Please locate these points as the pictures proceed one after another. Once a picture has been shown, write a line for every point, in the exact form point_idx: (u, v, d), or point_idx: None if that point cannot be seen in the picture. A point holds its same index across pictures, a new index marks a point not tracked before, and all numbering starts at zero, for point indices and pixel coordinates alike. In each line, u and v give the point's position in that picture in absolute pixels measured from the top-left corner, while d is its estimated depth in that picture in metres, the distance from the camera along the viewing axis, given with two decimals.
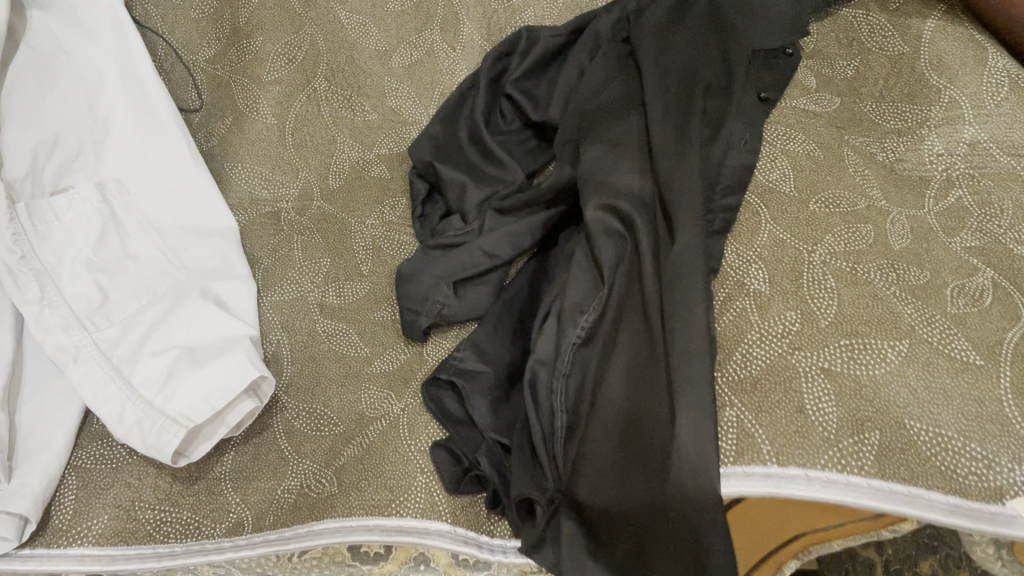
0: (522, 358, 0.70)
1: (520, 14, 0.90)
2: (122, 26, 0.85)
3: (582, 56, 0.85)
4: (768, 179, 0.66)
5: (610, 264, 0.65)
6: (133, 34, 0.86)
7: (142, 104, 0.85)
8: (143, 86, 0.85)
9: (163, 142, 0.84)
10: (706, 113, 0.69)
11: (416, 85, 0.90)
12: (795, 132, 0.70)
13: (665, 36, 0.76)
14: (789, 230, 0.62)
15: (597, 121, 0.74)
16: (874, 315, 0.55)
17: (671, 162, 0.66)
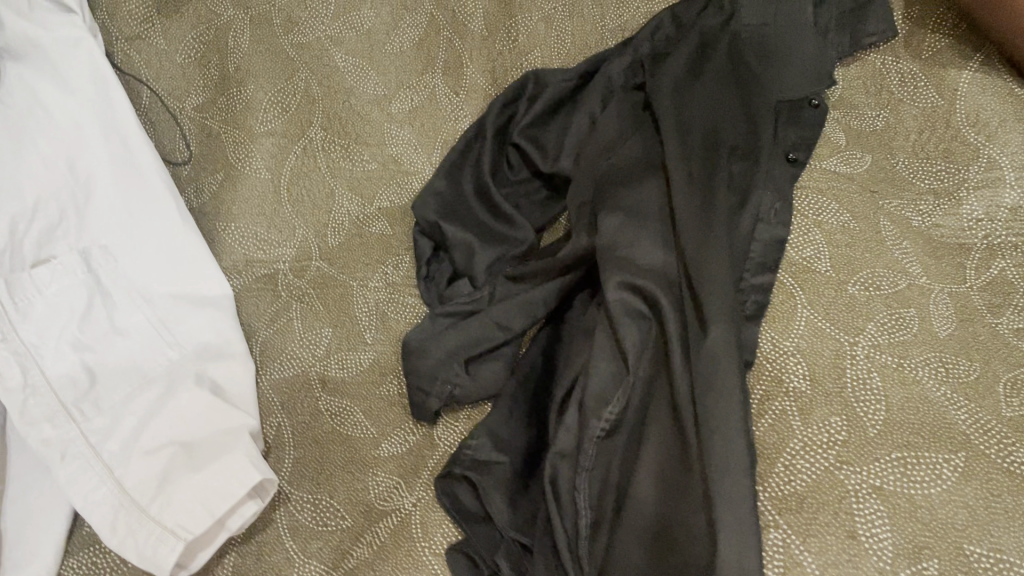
0: (540, 443, 0.66)
1: (527, 56, 0.86)
2: (101, 76, 0.80)
3: (593, 103, 0.80)
4: (801, 257, 0.62)
5: (633, 350, 0.60)
6: (115, 84, 0.80)
7: (125, 159, 0.79)
8: (125, 140, 0.79)
9: (150, 203, 0.78)
10: (732, 179, 0.66)
11: (417, 132, 0.85)
12: (828, 199, 0.66)
13: (684, 91, 0.71)
14: (826, 317, 0.58)
15: (614, 185, 0.69)
16: (924, 422, 0.52)
17: (697, 238, 0.61)
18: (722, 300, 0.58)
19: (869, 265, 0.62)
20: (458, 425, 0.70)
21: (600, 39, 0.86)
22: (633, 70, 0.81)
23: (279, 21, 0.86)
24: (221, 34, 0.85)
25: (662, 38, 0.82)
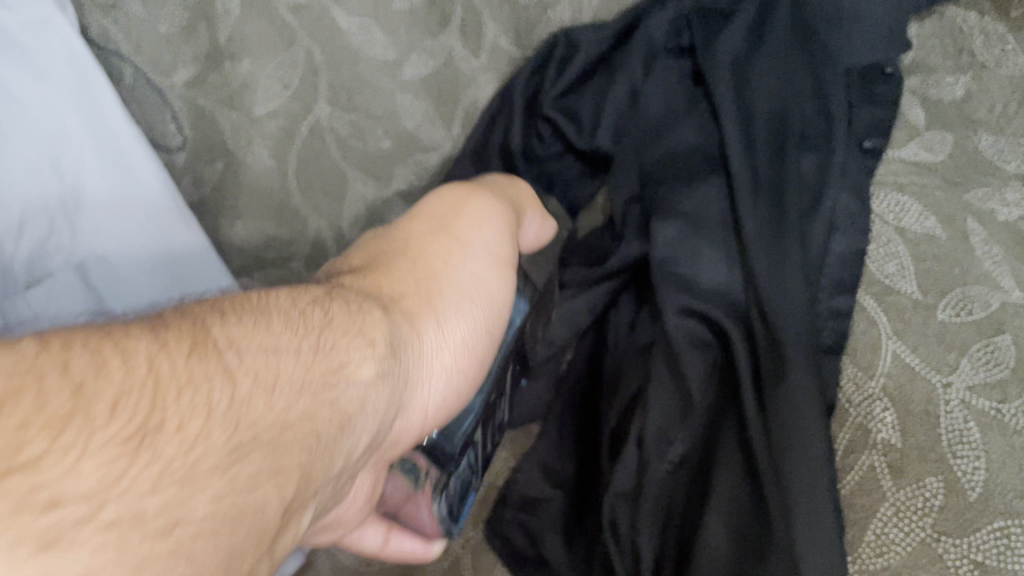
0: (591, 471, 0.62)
1: (554, 8, 0.77)
2: (74, 50, 0.63)
3: (635, 69, 0.71)
4: (883, 274, 0.55)
5: (698, 383, 0.56)
6: (89, 60, 0.63)
7: (113, 154, 0.66)
8: (112, 131, 0.66)
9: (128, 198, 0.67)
10: (802, 178, 0.59)
11: (434, 101, 0.78)
12: (907, 199, 0.58)
13: (744, 68, 0.63)
14: (912, 347, 0.52)
15: (668, 186, 0.62)
16: None
17: (771, 264, 0.55)
18: (799, 340, 0.52)
19: (960, 281, 0.55)
20: (505, 453, 0.66)
21: None
22: (680, 28, 0.71)
23: None
24: None
25: None
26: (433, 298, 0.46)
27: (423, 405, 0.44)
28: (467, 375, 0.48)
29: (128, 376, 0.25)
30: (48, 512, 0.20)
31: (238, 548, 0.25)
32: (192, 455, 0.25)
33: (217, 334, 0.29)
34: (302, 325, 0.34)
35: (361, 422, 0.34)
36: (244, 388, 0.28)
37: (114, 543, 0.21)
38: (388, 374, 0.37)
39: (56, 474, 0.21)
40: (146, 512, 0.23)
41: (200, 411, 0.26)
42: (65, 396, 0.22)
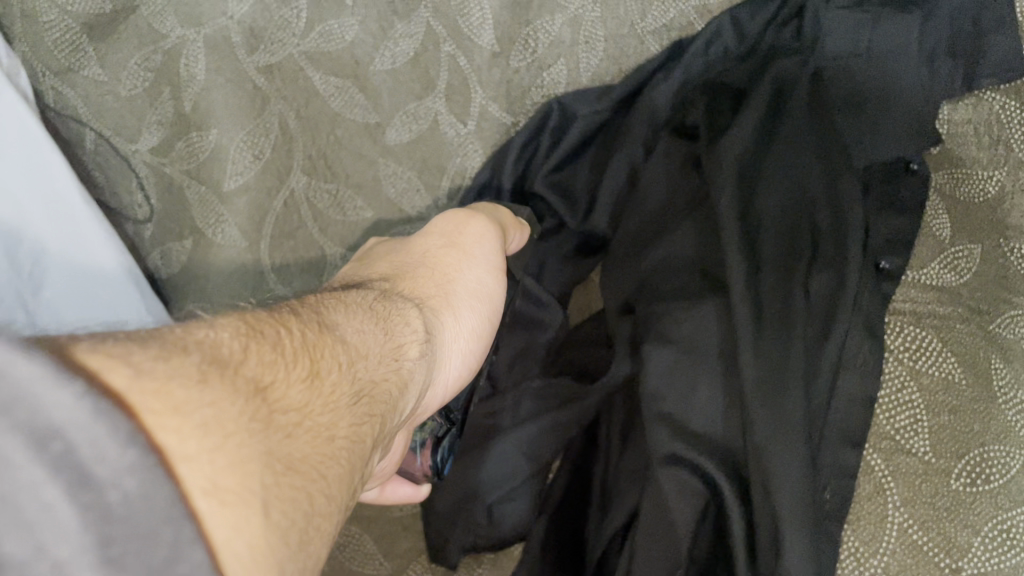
0: None
1: (551, 68, 0.67)
2: None
3: (636, 146, 0.65)
4: (895, 428, 0.53)
5: (687, 540, 0.52)
6: None
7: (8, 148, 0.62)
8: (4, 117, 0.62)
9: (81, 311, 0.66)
10: (812, 305, 0.53)
11: (418, 169, 0.72)
12: (924, 337, 0.54)
13: (752, 171, 0.55)
14: (920, 523, 0.51)
15: (663, 301, 0.56)
16: None
17: (772, 414, 0.50)
18: (795, 511, 0.48)
19: (979, 442, 0.52)
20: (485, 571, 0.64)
21: (640, 45, 0.66)
22: (686, 101, 0.62)
23: (240, 39, 0.67)
24: (169, 60, 0.68)
25: (719, 52, 0.64)
26: (449, 299, 0.51)
27: (444, 383, 0.50)
28: (475, 358, 0.53)
29: (283, 347, 0.33)
30: (276, 420, 0.30)
31: (356, 466, 0.34)
32: (336, 394, 0.35)
33: (325, 323, 0.38)
34: (370, 312, 0.42)
35: (413, 394, 0.42)
36: (348, 358, 0.37)
37: (307, 448, 0.31)
38: (428, 354, 0.44)
39: (272, 400, 0.30)
40: (314, 432, 0.32)
41: (336, 364, 0.36)
42: (258, 355, 0.31)
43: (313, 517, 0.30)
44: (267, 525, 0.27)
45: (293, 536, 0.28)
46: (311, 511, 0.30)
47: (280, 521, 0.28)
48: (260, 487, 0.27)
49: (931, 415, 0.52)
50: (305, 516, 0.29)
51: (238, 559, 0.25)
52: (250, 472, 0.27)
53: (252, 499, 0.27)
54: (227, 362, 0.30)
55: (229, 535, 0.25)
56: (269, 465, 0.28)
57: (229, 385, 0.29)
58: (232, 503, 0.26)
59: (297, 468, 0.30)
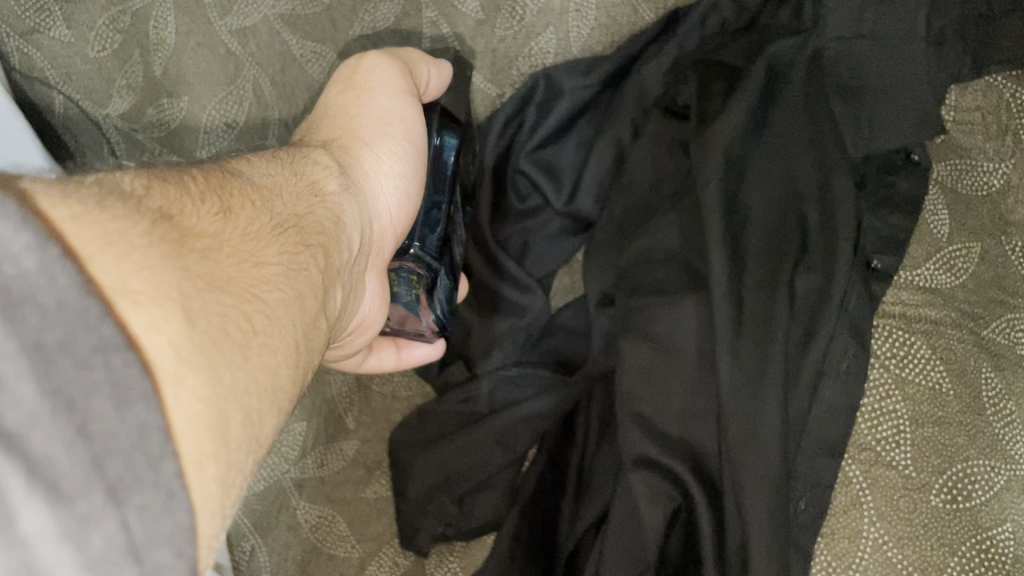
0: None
1: (539, 37, 0.64)
2: None
3: (623, 125, 0.62)
4: (877, 439, 0.51)
5: (657, 545, 0.50)
6: None
7: None
8: None
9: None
10: (796, 306, 0.51)
11: None
12: (912, 343, 0.52)
13: (744, 161, 0.53)
14: (897, 539, 0.50)
15: (641, 298, 0.54)
16: None
17: (743, 424, 0.48)
18: (764, 525, 0.46)
19: (964, 454, 0.51)
20: (456, 562, 0.62)
21: (634, 14, 0.63)
22: (677, 79, 0.59)
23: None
24: (141, 20, 0.63)
25: (716, 26, 0.61)
26: (359, 133, 0.50)
27: (387, 214, 0.49)
28: (416, 184, 0.52)
29: (187, 187, 0.33)
30: (191, 243, 0.29)
31: (298, 290, 0.34)
32: (254, 225, 0.34)
33: (229, 170, 0.38)
34: (278, 160, 0.42)
35: (349, 219, 0.43)
36: (261, 197, 0.37)
37: (265, 220, 0.35)
38: (350, 185, 0.45)
39: (183, 225, 0.29)
40: (240, 258, 0.31)
41: (247, 203, 0.35)
42: (161, 192, 0.31)
43: (252, 332, 0.29)
44: (192, 332, 0.26)
45: (226, 346, 0.27)
46: (254, 329, 0.29)
47: (211, 327, 0.27)
48: (181, 295, 0.26)
49: (917, 423, 0.51)
50: (244, 334, 0.29)
51: (163, 360, 0.24)
52: (166, 281, 0.26)
53: (176, 304, 0.26)
54: (131, 194, 0.29)
55: (152, 334, 0.24)
56: (189, 278, 0.27)
57: (128, 208, 0.28)
58: (149, 305, 0.25)
59: (223, 286, 0.29)
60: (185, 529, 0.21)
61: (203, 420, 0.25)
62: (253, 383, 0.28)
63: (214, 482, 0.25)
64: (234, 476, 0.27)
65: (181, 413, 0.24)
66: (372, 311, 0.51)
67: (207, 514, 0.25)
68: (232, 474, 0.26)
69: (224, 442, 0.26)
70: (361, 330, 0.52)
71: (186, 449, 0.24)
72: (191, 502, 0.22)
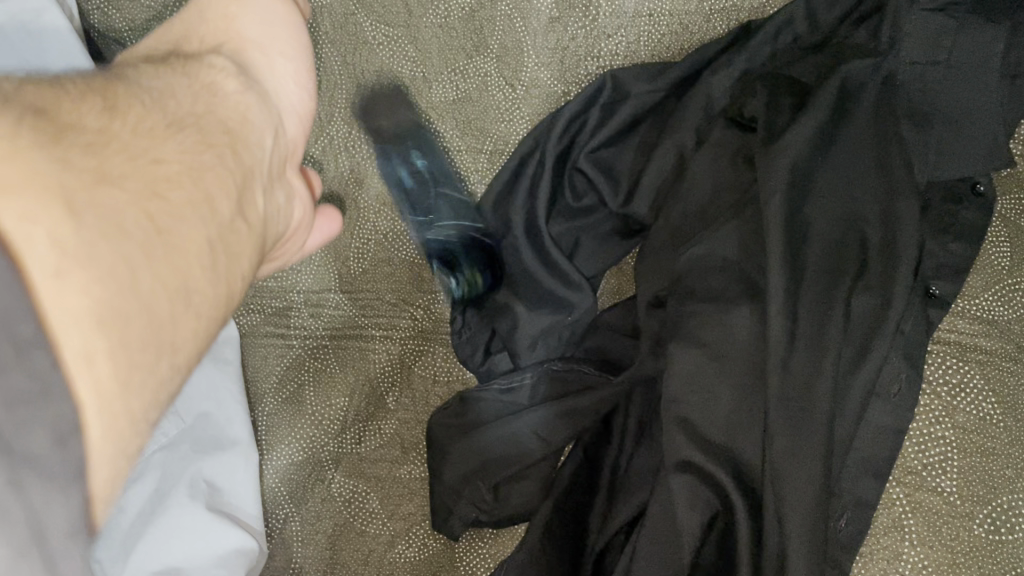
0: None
1: (608, 39, 0.64)
2: None
3: (687, 134, 0.60)
4: (923, 464, 0.52)
5: (692, 546, 0.50)
6: None
7: None
8: None
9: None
10: (851, 327, 0.51)
11: (460, 127, 0.68)
12: (964, 374, 0.53)
13: (809, 179, 0.52)
14: (935, 565, 0.50)
15: (694, 305, 0.54)
16: None
17: (791, 438, 0.48)
18: (803, 538, 0.47)
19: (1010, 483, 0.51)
20: (488, 546, 0.64)
21: (706, 23, 0.63)
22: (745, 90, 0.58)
23: None
24: None
25: (789, 41, 0.60)
26: (246, 37, 0.48)
27: (293, 112, 0.48)
28: (315, 82, 0.51)
29: (64, 89, 0.34)
30: (69, 141, 0.31)
31: (199, 180, 0.35)
32: (146, 122, 0.35)
33: (117, 75, 0.38)
34: (166, 65, 0.41)
35: (256, 118, 0.42)
36: (151, 101, 0.37)
37: (156, 114, 0.36)
38: (251, 86, 0.44)
39: (59, 123, 0.31)
40: (133, 155, 0.33)
41: (138, 103, 0.36)
42: (38, 93, 0.32)
43: (151, 230, 0.31)
44: (76, 225, 0.29)
45: (119, 245, 0.30)
46: (150, 224, 0.31)
47: (96, 223, 0.29)
48: (63, 188, 0.29)
49: (966, 451, 0.51)
50: (140, 232, 0.31)
51: (43, 254, 0.27)
52: (46, 178, 0.29)
53: (57, 201, 0.28)
54: (2, 94, 0.31)
55: (26, 227, 0.27)
56: (71, 173, 0.30)
57: (2, 110, 0.30)
58: (23, 199, 0.27)
59: (105, 183, 0.31)
60: (63, 416, 0.26)
61: (93, 311, 0.28)
62: (157, 279, 0.31)
63: (115, 377, 0.29)
64: (138, 373, 0.30)
65: (65, 307, 0.27)
66: (304, 218, 0.49)
67: (115, 407, 0.28)
68: (138, 368, 0.30)
69: (122, 336, 0.29)
70: (295, 231, 0.49)
71: (71, 344, 0.27)
72: (63, 389, 0.26)
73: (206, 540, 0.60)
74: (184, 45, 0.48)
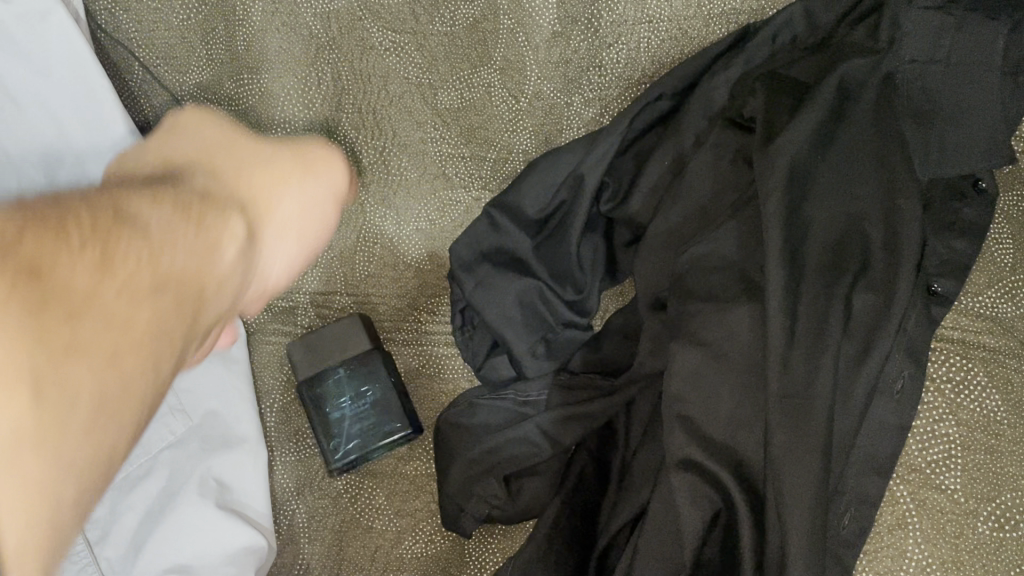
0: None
1: (611, 48, 0.64)
2: None
3: (685, 137, 0.60)
4: (926, 461, 0.51)
5: (693, 544, 0.50)
6: None
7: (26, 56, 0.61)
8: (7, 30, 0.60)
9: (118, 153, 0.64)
10: (852, 324, 0.51)
11: (462, 136, 0.68)
12: (968, 372, 0.53)
13: (807, 177, 0.52)
14: (940, 563, 0.50)
15: (695, 304, 0.54)
16: None
17: (790, 434, 0.48)
18: (803, 535, 0.46)
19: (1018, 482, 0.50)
20: (495, 542, 0.64)
21: (706, 27, 0.63)
22: (745, 90, 0.58)
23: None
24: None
25: (788, 40, 0.60)
26: (269, 203, 0.50)
27: (272, 276, 0.51)
28: (305, 262, 0.54)
29: (68, 235, 0.35)
30: (50, 317, 0.32)
31: (154, 354, 0.37)
32: (130, 283, 0.36)
33: (132, 210, 0.39)
34: (182, 210, 0.42)
35: (230, 289, 0.43)
36: (149, 250, 0.38)
37: (155, 297, 0.37)
38: (248, 258, 0.45)
39: (50, 288, 0.32)
40: (100, 327, 0.34)
41: (136, 262, 0.37)
42: (35, 243, 0.33)
43: (79, 396, 0.32)
44: (32, 410, 0.30)
45: (51, 416, 0.31)
46: (90, 404, 0.33)
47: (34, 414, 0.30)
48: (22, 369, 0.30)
49: (970, 448, 0.51)
50: (76, 419, 0.32)
51: None
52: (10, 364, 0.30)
53: (16, 401, 0.30)
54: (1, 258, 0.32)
55: None
56: (30, 351, 0.31)
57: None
58: None
59: (70, 351, 0.32)
60: None
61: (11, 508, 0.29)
62: (68, 464, 0.32)
63: (17, 543, 0.30)
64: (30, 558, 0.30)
65: None
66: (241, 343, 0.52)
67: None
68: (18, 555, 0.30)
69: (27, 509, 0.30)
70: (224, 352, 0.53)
71: None
72: None
73: (219, 541, 0.61)
74: (213, 172, 0.49)
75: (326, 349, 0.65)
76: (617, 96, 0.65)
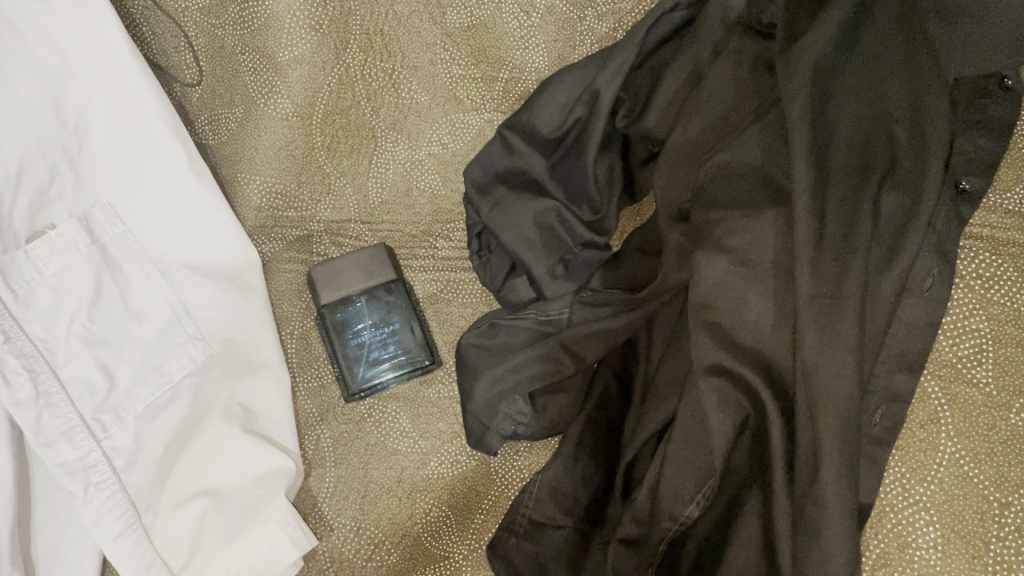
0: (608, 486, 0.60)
1: None
2: None
3: (702, 47, 0.59)
4: (958, 356, 0.51)
5: (723, 447, 0.50)
6: None
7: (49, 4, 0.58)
8: None
9: (123, 89, 0.61)
10: (883, 223, 0.50)
11: (471, 56, 0.67)
12: (1000, 267, 0.53)
13: (830, 77, 0.51)
14: (973, 455, 0.50)
15: (719, 212, 0.53)
16: None
17: (822, 336, 0.47)
18: (836, 432, 0.46)
19: None
20: (521, 460, 0.65)
21: None
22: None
23: None
24: None
25: None
26: None
27: None
28: None
29: None
30: None
31: None
32: None
33: None
34: None
35: None
36: None
37: None
38: None
39: None
40: None
41: None
42: None
43: None
44: None
45: None
46: None
47: None
48: None
49: (1001, 343, 0.51)
50: None
51: None
52: None
53: None
54: None
55: None
56: None
57: None
58: None
59: None
60: None
61: None
62: None
63: None
64: None
65: None
66: None
67: None
68: None
69: None
70: None
71: None
72: None
73: (246, 464, 0.62)
74: None
75: (344, 278, 0.64)
76: (631, 9, 0.64)
